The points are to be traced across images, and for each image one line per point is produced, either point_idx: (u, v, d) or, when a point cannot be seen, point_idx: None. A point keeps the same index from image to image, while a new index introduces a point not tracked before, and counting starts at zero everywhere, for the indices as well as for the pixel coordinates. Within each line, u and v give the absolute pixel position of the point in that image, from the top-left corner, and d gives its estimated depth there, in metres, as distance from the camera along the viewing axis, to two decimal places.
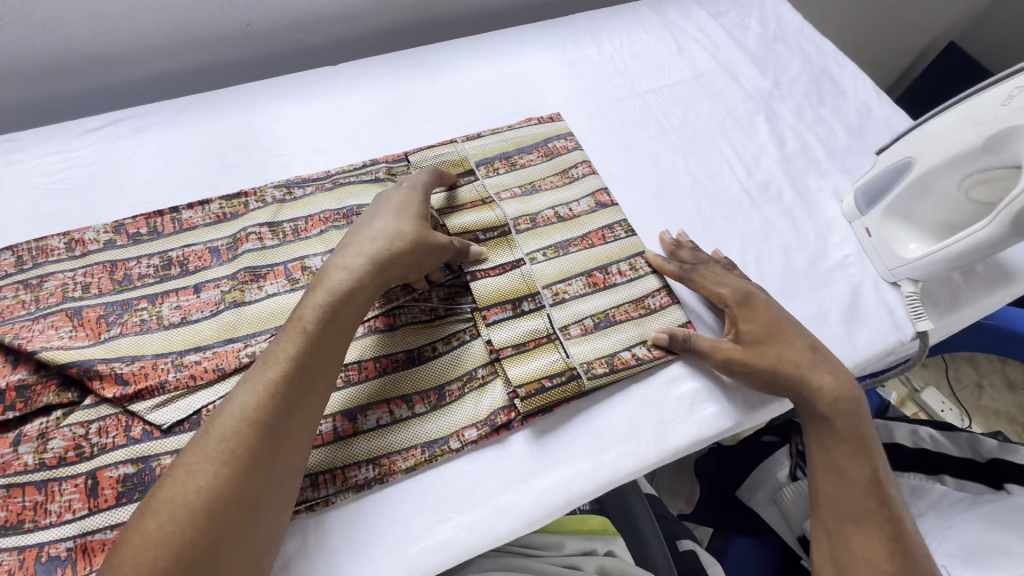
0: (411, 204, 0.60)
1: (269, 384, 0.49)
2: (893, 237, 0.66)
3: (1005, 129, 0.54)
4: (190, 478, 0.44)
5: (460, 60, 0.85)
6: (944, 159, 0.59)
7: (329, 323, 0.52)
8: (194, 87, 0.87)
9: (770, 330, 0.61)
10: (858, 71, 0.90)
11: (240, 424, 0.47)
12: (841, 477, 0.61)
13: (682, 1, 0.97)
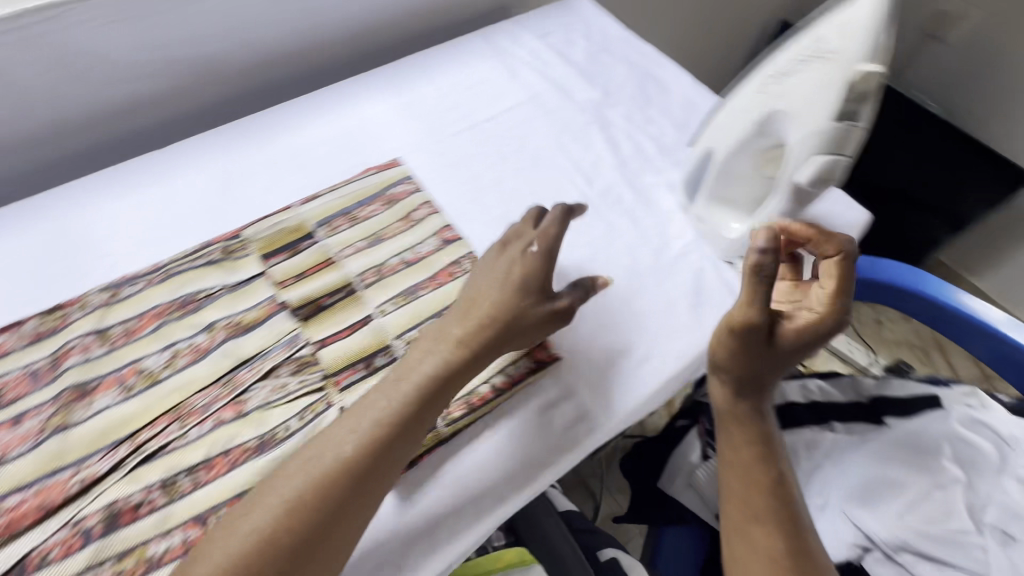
0: (540, 266, 0.62)
1: (372, 434, 0.52)
2: (715, 223, 0.71)
3: (766, 115, 0.61)
4: (273, 511, 0.48)
5: (292, 119, 0.84)
6: (731, 148, 0.65)
7: (432, 381, 0.55)
8: (10, 196, 0.81)
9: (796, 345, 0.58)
10: (677, 67, 0.96)
11: (326, 471, 0.50)
12: (746, 478, 0.62)
13: (510, 27, 1.01)
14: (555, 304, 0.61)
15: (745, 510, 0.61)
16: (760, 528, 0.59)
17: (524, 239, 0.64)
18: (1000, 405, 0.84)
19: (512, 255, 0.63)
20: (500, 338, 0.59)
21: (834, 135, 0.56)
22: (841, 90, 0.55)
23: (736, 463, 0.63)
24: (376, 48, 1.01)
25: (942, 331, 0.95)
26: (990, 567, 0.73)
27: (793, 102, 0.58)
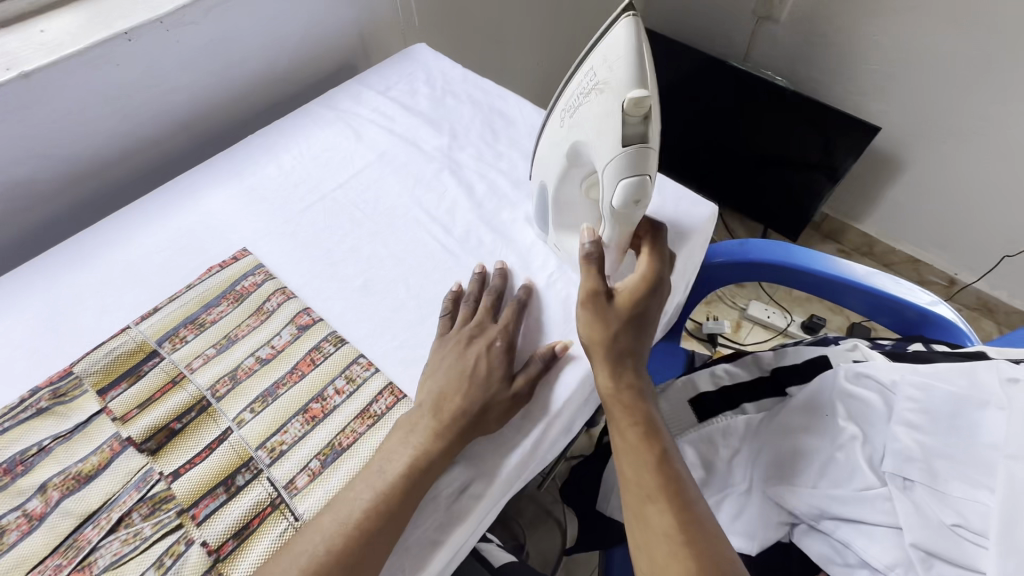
0: (504, 359, 0.64)
1: (334, 556, 0.50)
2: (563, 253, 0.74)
3: (572, 147, 0.65)
4: (322, 530, 0.52)
5: (125, 231, 0.78)
6: (557, 181, 0.69)
7: (390, 487, 0.54)
8: None
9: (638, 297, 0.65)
10: (520, 97, 0.98)
11: (392, 476, 0.55)
12: (633, 464, 0.59)
13: (351, 88, 1.00)
14: (517, 384, 0.63)
15: (638, 497, 0.58)
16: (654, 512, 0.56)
17: (490, 332, 0.66)
18: (880, 354, 0.88)
19: (480, 349, 0.64)
20: (460, 434, 0.59)
21: (623, 162, 0.58)
22: (617, 117, 0.57)
23: (624, 449, 0.61)
24: (218, 132, 0.98)
25: (820, 294, 1.00)
26: (898, 516, 0.73)
27: (587, 133, 0.62)
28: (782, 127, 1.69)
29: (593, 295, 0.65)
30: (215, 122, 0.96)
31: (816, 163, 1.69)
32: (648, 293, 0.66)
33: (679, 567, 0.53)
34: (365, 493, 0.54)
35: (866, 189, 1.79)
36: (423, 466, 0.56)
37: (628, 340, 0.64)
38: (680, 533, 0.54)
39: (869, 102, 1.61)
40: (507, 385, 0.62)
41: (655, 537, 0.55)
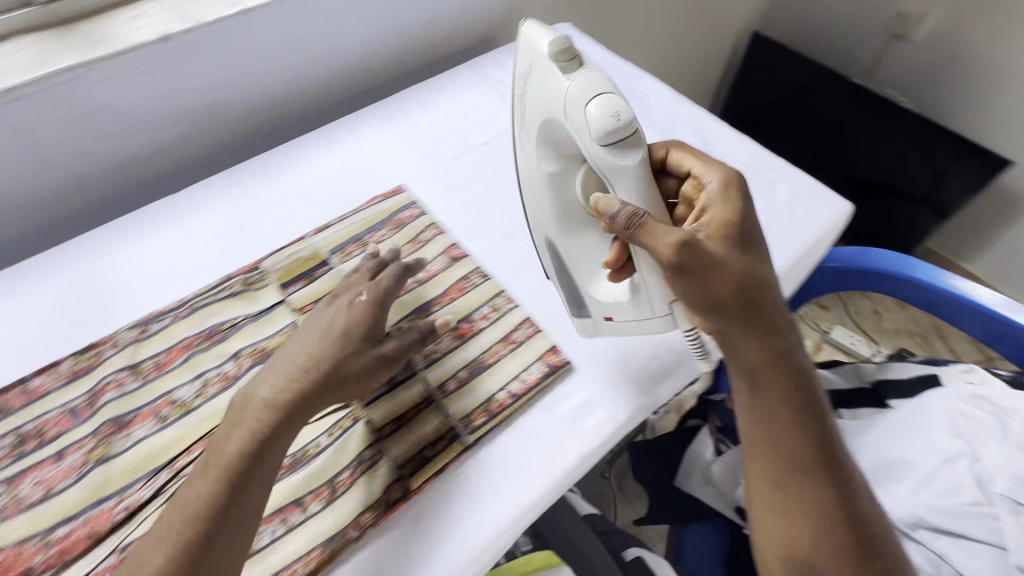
0: (365, 318, 0.58)
1: (178, 538, 0.47)
2: (588, 274, 0.67)
3: (543, 149, 0.65)
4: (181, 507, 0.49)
5: (299, 156, 0.88)
6: (548, 205, 0.68)
7: (232, 464, 0.50)
8: (37, 248, 0.86)
9: (724, 227, 0.57)
10: (659, 83, 1.02)
11: (216, 466, 0.50)
12: (773, 437, 0.57)
13: (498, 57, 1.07)
14: (386, 346, 0.59)
15: (777, 468, 0.57)
16: (794, 483, 0.56)
17: (353, 291, 0.61)
18: (999, 379, 0.86)
19: (341, 306, 0.60)
20: (310, 396, 0.53)
21: (582, 90, 0.58)
22: (555, 72, 0.60)
23: (762, 419, 0.58)
24: (373, 84, 1.07)
25: (936, 314, 0.98)
26: (1005, 537, 0.72)
27: (545, 120, 0.63)
28: (888, 154, 1.61)
29: (673, 245, 0.53)
30: (374, 74, 1.06)
31: (923, 195, 1.60)
32: (724, 208, 0.58)
33: (828, 536, 0.54)
34: (208, 474, 0.50)
35: (982, 227, 1.70)
36: (265, 437, 0.51)
37: (737, 291, 0.55)
38: (832, 503, 0.55)
39: (1002, 134, 1.53)
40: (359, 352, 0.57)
41: (797, 507, 0.56)
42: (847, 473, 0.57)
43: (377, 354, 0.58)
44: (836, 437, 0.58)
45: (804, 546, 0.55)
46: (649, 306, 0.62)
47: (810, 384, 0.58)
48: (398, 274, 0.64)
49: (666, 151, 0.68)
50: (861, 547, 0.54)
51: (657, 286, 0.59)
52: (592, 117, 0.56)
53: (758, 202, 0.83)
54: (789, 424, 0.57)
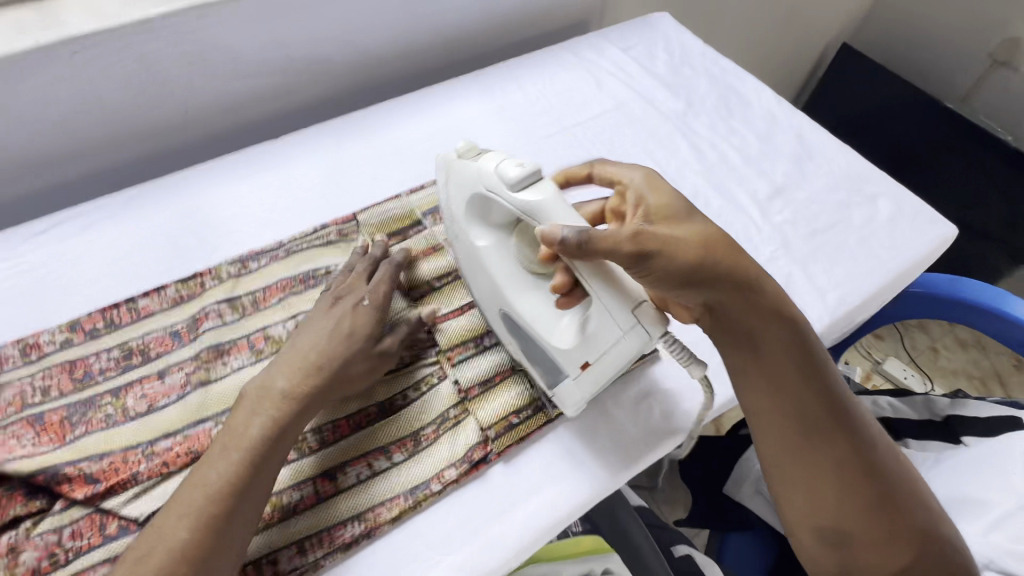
0: (370, 317, 0.60)
1: (202, 513, 0.46)
2: (549, 330, 0.57)
3: (473, 223, 0.61)
4: (204, 483, 0.48)
5: (394, 117, 0.89)
6: (492, 277, 0.60)
7: (257, 445, 0.50)
8: (138, 179, 0.89)
9: (665, 217, 0.57)
10: (759, 83, 0.99)
11: (248, 438, 0.50)
12: (786, 404, 0.57)
13: (594, 39, 1.05)
14: (384, 344, 0.60)
15: (793, 436, 0.57)
16: (811, 448, 0.56)
17: (355, 293, 0.61)
18: None
19: (345, 307, 0.60)
20: (325, 386, 0.55)
21: (493, 159, 0.57)
22: (456, 163, 0.61)
23: (771, 389, 0.58)
24: (466, 55, 1.07)
25: None
26: None
27: (464, 199, 0.60)
28: (973, 192, 1.47)
29: (625, 242, 0.51)
30: (469, 45, 1.06)
31: (994, 235, 1.46)
32: (655, 202, 0.59)
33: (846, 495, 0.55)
34: (228, 454, 0.49)
35: None
36: (289, 420, 0.52)
37: (700, 274, 0.54)
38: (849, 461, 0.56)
39: None
40: (351, 354, 0.57)
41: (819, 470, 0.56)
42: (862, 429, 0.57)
43: (378, 350, 0.59)
44: (844, 395, 0.59)
45: (829, 508, 0.55)
46: (612, 323, 0.53)
47: (812, 349, 0.59)
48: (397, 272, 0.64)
49: (590, 169, 0.66)
50: (882, 499, 0.55)
51: (616, 294, 0.52)
52: (511, 179, 0.55)
53: (857, 215, 0.80)
54: (798, 390, 0.57)
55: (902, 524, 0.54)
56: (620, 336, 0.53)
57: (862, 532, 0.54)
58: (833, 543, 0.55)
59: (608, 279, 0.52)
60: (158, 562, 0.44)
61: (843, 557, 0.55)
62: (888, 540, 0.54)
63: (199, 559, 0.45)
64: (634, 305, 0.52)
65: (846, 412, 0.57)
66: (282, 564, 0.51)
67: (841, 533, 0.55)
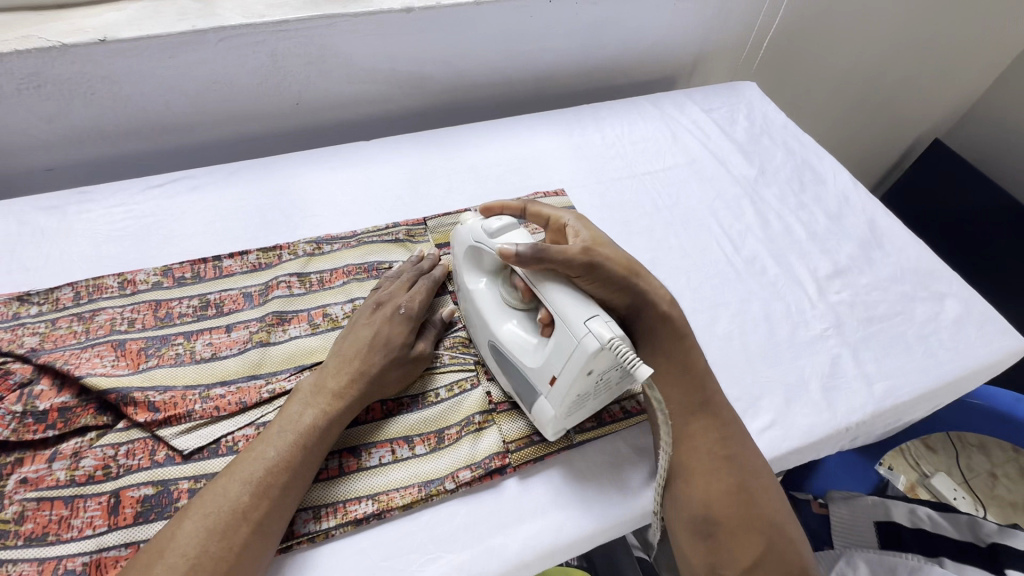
0: (403, 325, 0.65)
1: (260, 480, 0.52)
2: (525, 353, 0.59)
3: (467, 276, 0.66)
4: (261, 456, 0.53)
5: (476, 139, 0.95)
6: (480, 317, 0.64)
7: (310, 432, 0.56)
8: (240, 154, 0.99)
9: (598, 240, 0.62)
10: (836, 163, 0.99)
11: (304, 423, 0.56)
12: (675, 394, 0.61)
13: (678, 97, 1.09)
14: (416, 350, 0.64)
15: (680, 422, 0.60)
16: (695, 435, 0.59)
17: (393, 302, 0.66)
18: None
19: (384, 315, 0.65)
20: (369, 388, 0.60)
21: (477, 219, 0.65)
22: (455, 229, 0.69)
23: (665, 379, 0.61)
24: (553, 94, 1.14)
25: None
26: None
27: (461, 249, 0.66)
28: None
29: (577, 256, 0.57)
30: (557, 84, 1.12)
31: None
32: (591, 233, 0.63)
33: (721, 486, 0.56)
34: (286, 434, 0.55)
35: None
36: (337, 414, 0.57)
37: (627, 288, 0.60)
38: (723, 452, 0.58)
39: None
40: (386, 358, 0.61)
41: (701, 456, 0.57)
42: (738, 428, 0.60)
43: (411, 355, 0.63)
44: (722, 394, 0.62)
45: (703, 495, 0.55)
46: (568, 332, 0.53)
47: (702, 353, 0.64)
48: (430, 293, 0.69)
49: (524, 204, 0.68)
50: (752, 492, 0.56)
51: (573, 303, 0.54)
52: (492, 230, 0.61)
53: (920, 309, 0.78)
54: (688, 378, 0.61)
55: (765, 520, 0.55)
56: (576, 344, 0.52)
57: (733, 524, 0.54)
58: (706, 536, 0.54)
59: (564, 293, 0.55)
60: (220, 519, 0.49)
61: (711, 549, 0.54)
62: (751, 536, 0.54)
63: (253, 522, 0.50)
64: (587, 317, 0.53)
65: (725, 413, 0.61)
66: (297, 526, 0.54)
67: (715, 528, 0.54)
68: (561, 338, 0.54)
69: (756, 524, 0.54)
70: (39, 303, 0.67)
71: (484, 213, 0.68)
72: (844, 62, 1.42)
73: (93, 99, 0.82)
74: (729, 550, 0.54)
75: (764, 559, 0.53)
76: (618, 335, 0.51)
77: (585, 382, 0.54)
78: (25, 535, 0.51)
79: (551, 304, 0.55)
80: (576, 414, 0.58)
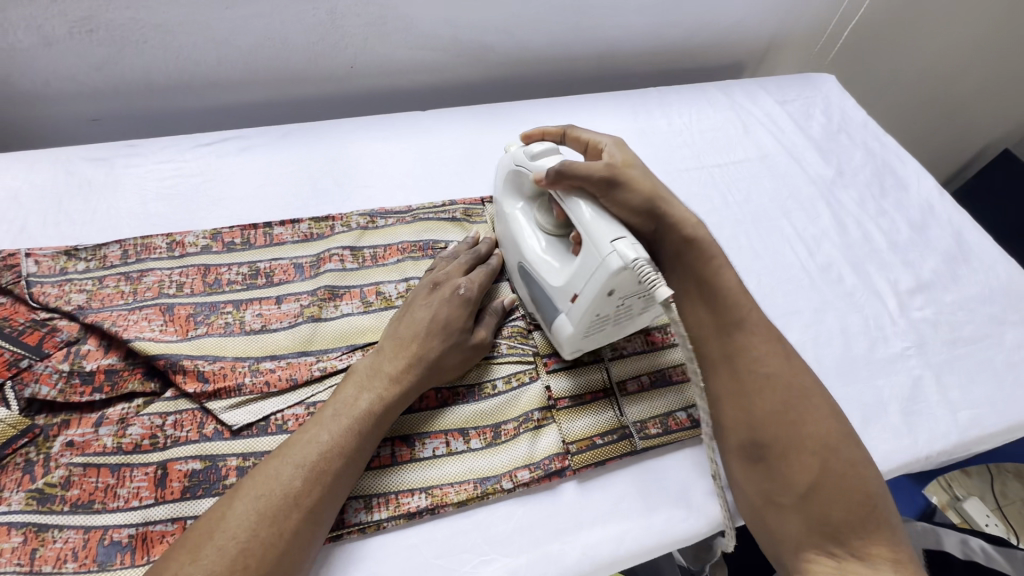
0: (463, 308, 0.61)
1: (315, 465, 0.49)
2: (551, 271, 0.57)
3: (502, 199, 0.65)
4: (315, 440, 0.50)
5: (537, 117, 0.90)
6: (511, 237, 0.63)
7: (366, 418, 0.53)
8: (289, 116, 0.95)
9: (629, 162, 0.59)
10: (921, 168, 0.92)
11: (359, 408, 0.53)
12: (707, 315, 0.58)
13: (750, 85, 1.01)
14: (474, 336, 0.60)
15: (716, 345, 0.57)
16: (734, 356, 0.56)
17: (452, 282, 0.62)
18: None
19: (443, 295, 0.61)
20: (424, 375, 0.57)
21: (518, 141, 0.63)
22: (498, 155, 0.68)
23: (696, 299, 0.58)
24: (615, 74, 1.08)
25: None
26: None
27: (500, 174, 0.65)
28: None
29: (599, 173, 0.54)
30: (622, 63, 1.06)
31: None
32: (622, 155, 0.60)
33: (767, 410, 0.53)
34: (341, 418, 0.52)
35: None
36: (393, 401, 0.54)
37: (647, 212, 0.57)
38: (766, 373, 0.54)
39: None
40: (444, 344, 0.58)
41: (742, 380, 0.55)
42: (783, 346, 0.56)
43: (471, 342, 0.60)
44: (761, 314, 0.58)
45: (747, 418, 0.53)
46: (593, 251, 0.51)
47: (734, 274, 0.59)
48: (489, 278, 0.65)
49: (563, 130, 0.65)
50: (801, 413, 0.53)
51: (601, 222, 0.51)
52: (532, 153, 0.58)
53: (1010, 335, 0.73)
54: (717, 299, 0.58)
55: (820, 443, 0.51)
56: (600, 264, 0.50)
57: (783, 447, 0.51)
58: (756, 460, 0.52)
59: (588, 211, 0.52)
60: (272, 503, 0.47)
61: (763, 473, 0.52)
62: (803, 458, 0.51)
63: (305, 509, 0.47)
64: (614, 237, 0.49)
65: (766, 331, 0.57)
66: (348, 515, 0.52)
67: (765, 451, 0.52)
68: (588, 254, 0.51)
69: (808, 446, 0.51)
70: (86, 259, 0.65)
71: (525, 139, 0.67)
72: (925, 54, 1.27)
73: (146, 48, 0.78)
74: (782, 474, 0.51)
75: (822, 481, 0.50)
76: (643, 258, 0.47)
77: (606, 305, 0.52)
78: (71, 501, 0.49)
79: (578, 222, 0.52)
80: (593, 336, 0.57)
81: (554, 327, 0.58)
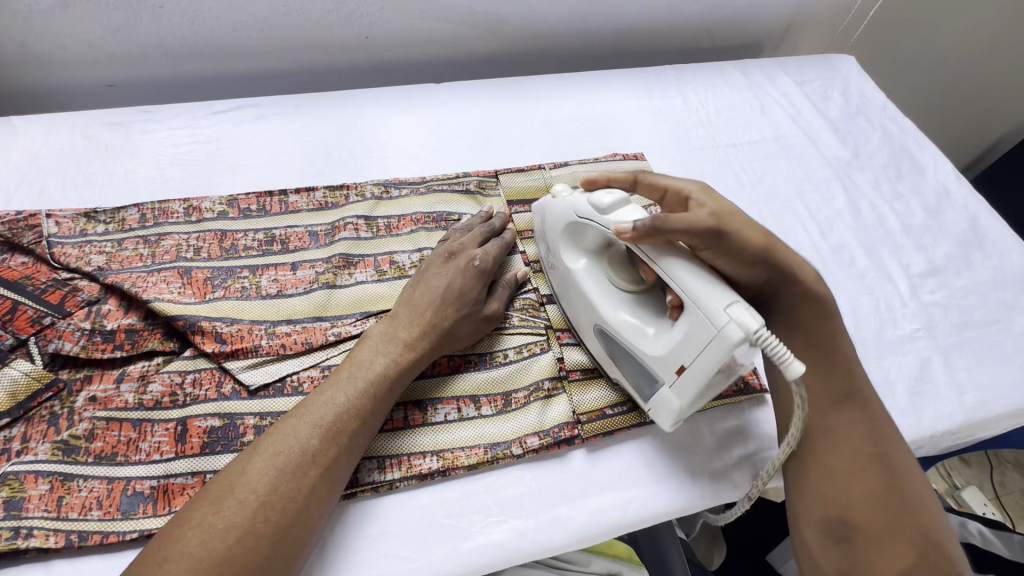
0: (478, 279, 0.61)
1: (331, 425, 0.50)
2: (643, 335, 0.53)
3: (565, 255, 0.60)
4: (330, 403, 0.51)
5: (551, 92, 0.89)
6: (583, 298, 0.58)
7: (380, 380, 0.54)
8: (303, 86, 0.95)
9: (727, 209, 0.52)
10: (939, 152, 0.91)
11: (374, 374, 0.54)
12: (811, 382, 0.53)
13: (768, 65, 1.00)
14: (488, 308, 0.61)
15: (816, 417, 0.52)
16: (835, 430, 0.51)
17: (469, 253, 0.63)
18: None
19: (459, 265, 0.61)
20: (439, 344, 0.57)
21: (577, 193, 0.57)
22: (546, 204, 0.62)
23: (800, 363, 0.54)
24: (631, 50, 1.06)
25: None
26: None
27: (558, 228, 0.59)
28: None
29: (702, 222, 0.50)
30: (638, 39, 1.04)
31: None
32: (716, 203, 0.53)
33: (864, 489, 0.48)
34: (357, 380, 0.53)
35: None
36: (407, 367, 0.55)
37: (760, 263, 0.52)
38: (869, 449, 0.49)
39: None
40: (459, 315, 0.59)
41: (840, 454, 0.50)
42: (891, 422, 0.51)
43: (484, 313, 0.60)
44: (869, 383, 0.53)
45: (841, 495, 0.48)
46: (702, 319, 0.47)
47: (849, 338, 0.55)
48: (504, 251, 0.65)
49: (634, 175, 0.58)
50: (902, 496, 0.47)
51: (707, 286, 0.47)
52: (602, 206, 0.53)
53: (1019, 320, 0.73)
54: (829, 366, 0.53)
55: (920, 533, 0.46)
56: (715, 334, 0.46)
57: (874, 531, 0.46)
58: (840, 539, 0.47)
59: (690, 274, 0.48)
60: (290, 459, 0.48)
61: (845, 554, 0.47)
62: (897, 545, 0.46)
63: (322, 468, 0.48)
64: (727, 303, 0.45)
65: (870, 402, 0.52)
66: (362, 474, 0.53)
67: (852, 531, 0.47)
68: (695, 322, 0.47)
69: (905, 535, 0.46)
70: (105, 222, 0.65)
71: (588, 185, 0.59)
72: (946, 36, 1.23)
73: (161, 13, 0.78)
74: (869, 559, 0.46)
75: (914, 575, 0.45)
76: (764, 327, 0.44)
77: (721, 378, 0.48)
78: (95, 453, 0.51)
79: (680, 288, 0.48)
80: (697, 406, 0.53)
81: (653, 397, 0.54)
